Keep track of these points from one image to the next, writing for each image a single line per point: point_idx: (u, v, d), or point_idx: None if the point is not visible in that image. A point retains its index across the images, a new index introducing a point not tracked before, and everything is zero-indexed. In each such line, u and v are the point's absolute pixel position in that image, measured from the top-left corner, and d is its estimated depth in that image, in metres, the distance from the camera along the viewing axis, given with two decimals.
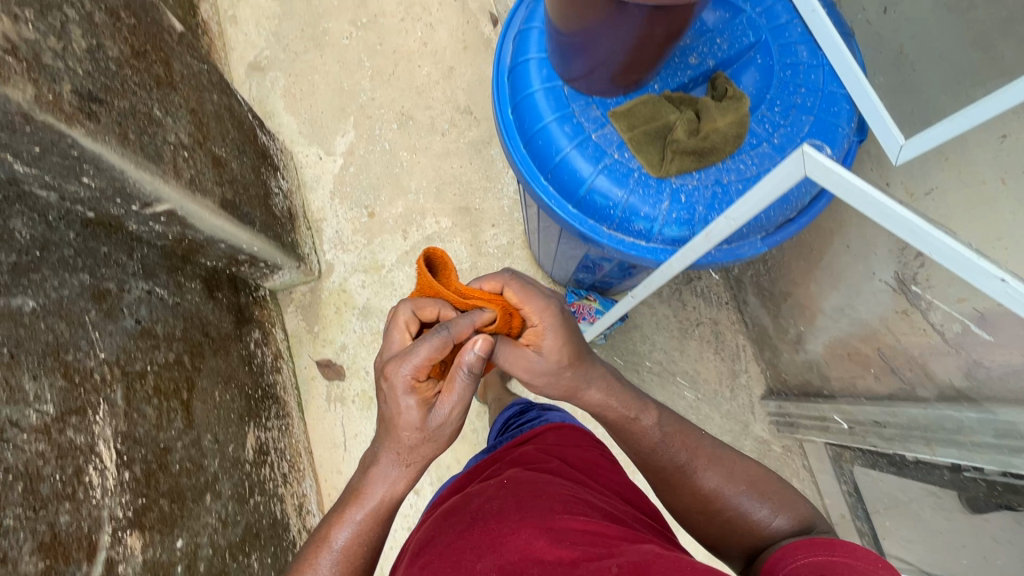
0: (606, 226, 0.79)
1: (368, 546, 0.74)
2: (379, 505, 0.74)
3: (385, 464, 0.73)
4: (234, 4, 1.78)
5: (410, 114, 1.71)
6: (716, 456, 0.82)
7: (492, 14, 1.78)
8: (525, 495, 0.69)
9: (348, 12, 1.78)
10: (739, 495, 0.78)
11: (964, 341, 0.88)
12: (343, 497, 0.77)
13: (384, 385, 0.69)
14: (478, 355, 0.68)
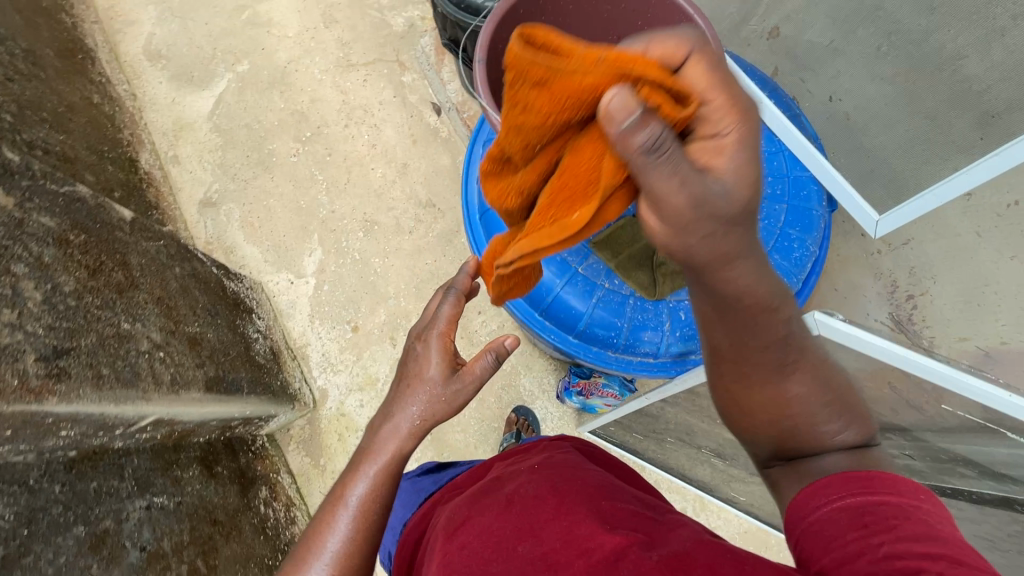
0: (613, 350, 1.13)
1: (381, 485, 0.73)
2: (397, 441, 0.76)
3: (410, 409, 0.77)
4: (173, 145, 1.76)
5: (374, 219, 1.69)
6: (800, 368, 0.64)
7: (433, 104, 1.80)
8: (558, 481, 0.68)
9: (290, 131, 1.77)
10: (811, 409, 0.63)
11: None
12: (371, 425, 0.79)
13: (419, 345, 0.83)
14: (506, 346, 0.82)
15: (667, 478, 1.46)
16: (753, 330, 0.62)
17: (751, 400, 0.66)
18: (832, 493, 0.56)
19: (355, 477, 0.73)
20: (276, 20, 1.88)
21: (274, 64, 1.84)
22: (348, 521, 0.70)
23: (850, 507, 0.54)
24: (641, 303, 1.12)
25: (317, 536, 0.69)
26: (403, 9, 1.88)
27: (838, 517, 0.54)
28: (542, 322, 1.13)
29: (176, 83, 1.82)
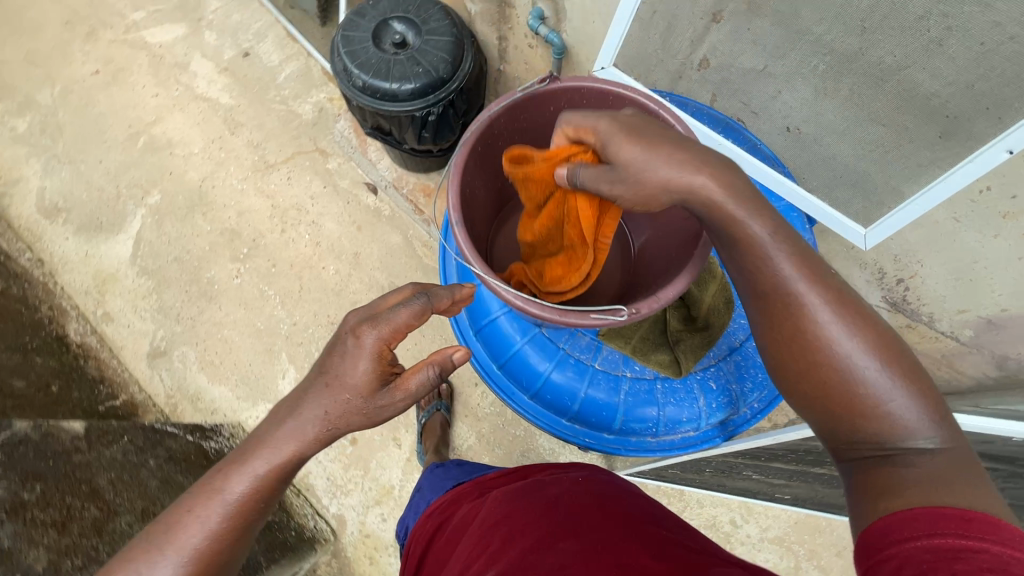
0: (653, 434, 1.15)
1: (257, 495, 0.62)
2: (293, 456, 0.63)
3: (315, 415, 0.62)
4: (101, 302, 1.61)
5: (340, 319, 1.60)
6: (881, 341, 0.56)
7: (366, 183, 1.71)
8: (602, 494, 0.73)
9: (225, 251, 1.66)
10: (895, 391, 0.54)
11: (981, 341, 0.91)
12: (278, 409, 0.65)
13: (351, 339, 0.62)
14: (452, 357, 0.67)
15: (712, 495, 1.44)
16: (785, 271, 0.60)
17: (816, 370, 0.57)
18: (909, 530, 0.46)
19: (237, 468, 0.62)
20: (176, 140, 1.77)
21: (187, 187, 1.72)
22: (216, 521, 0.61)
23: (938, 550, 0.43)
24: (669, 383, 1.13)
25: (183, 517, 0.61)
26: (307, 95, 1.80)
27: (918, 560, 0.44)
28: (570, 422, 1.17)
29: (86, 236, 1.67)
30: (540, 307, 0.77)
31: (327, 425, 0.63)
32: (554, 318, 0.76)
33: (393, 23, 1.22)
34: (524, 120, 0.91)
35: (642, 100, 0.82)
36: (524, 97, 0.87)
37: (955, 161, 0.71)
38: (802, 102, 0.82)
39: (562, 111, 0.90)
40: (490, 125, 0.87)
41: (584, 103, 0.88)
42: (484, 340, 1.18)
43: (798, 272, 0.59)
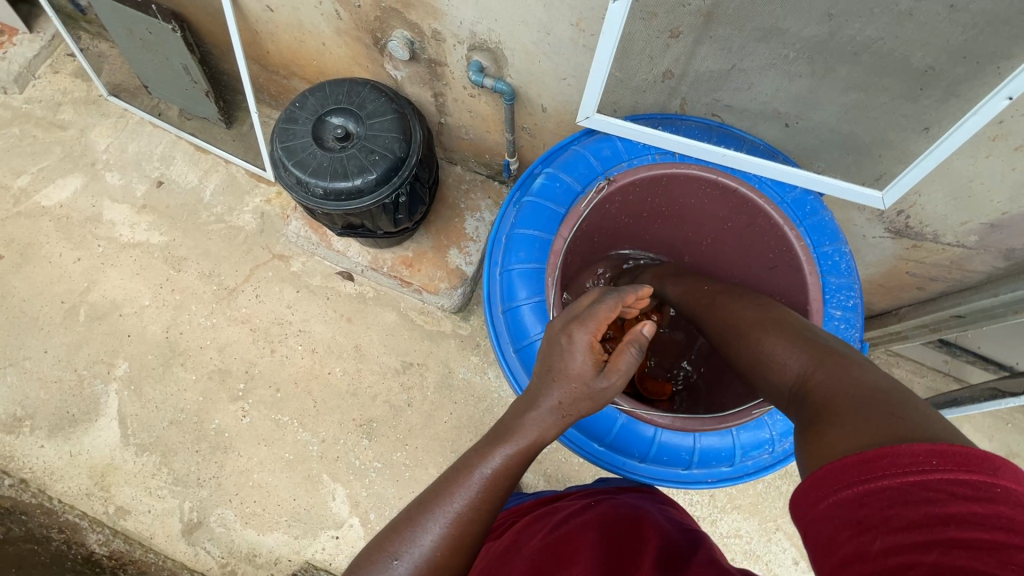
0: (776, 454, 0.82)
1: (430, 569, 0.57)
2: (470, 515, 0.59)
3: (502, 460, 0.61)
4: (109, 498, 1.48)
5: (367, 418, 1.53)
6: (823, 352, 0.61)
7: (339, 273, 1.63)
8: (608, 515, 0.74)
9: (221, 395, 1.55)
10: (779, 348, 0.65)
11: (987, 241, 0.98)
12: (458, 459, 0.63)
13: (563, 337, 0.65)
14: (646, 333, 0.65)
15: None
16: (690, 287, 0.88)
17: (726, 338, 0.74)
18: (822, 489, 0.45)
19: (421, 523, 0.59)
20: (120, 299, 1.62)
21: (153, 343, 1.59)
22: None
23: (847, 502, 0.43)
24: None
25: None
26: (243, 205, 1.69)
27: (832, 518, 0.43)
28: (698, 475, 0.81)
29: (61, 435, 1.53)
30: (700, 421, 0.78)
31: (506, 470, 0.61)
32: (720, 426, 0.77)
33: (329, 118, 1.16)
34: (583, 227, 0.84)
35: (698, 173, 0.81)
36: (588, 210, 0.81)
37: (955, 113, 0.71)
38: (782, 88, 0.80)
39: (616, 204, 0.86)
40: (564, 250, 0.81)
41: (637, 189, 0.84)
42: (570, 422, 0.81)
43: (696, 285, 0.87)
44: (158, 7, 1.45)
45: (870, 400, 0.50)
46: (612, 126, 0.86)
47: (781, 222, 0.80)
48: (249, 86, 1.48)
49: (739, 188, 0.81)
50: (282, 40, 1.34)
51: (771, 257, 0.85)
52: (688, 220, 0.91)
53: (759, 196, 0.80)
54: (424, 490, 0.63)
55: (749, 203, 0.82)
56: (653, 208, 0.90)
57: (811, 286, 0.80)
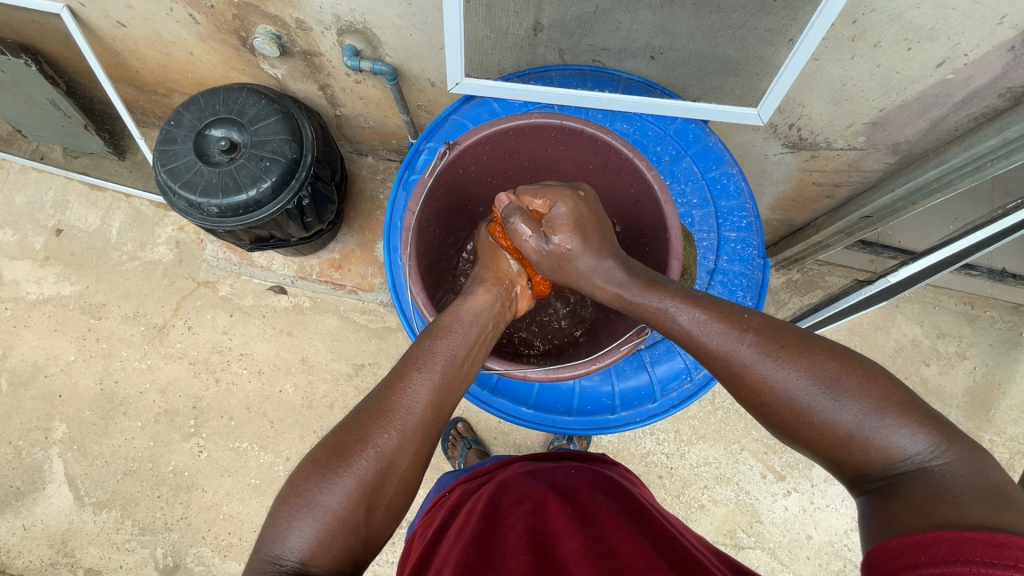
0: (693, 385, 0.84)
1: (386, 460, 0.59)
2: (425, 398, 0.62)
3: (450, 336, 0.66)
4: (76, 562, 1.43)
5: (328, 427, 1.50)
6: (855, 373, 0.56)
7: (270, 287, 1.57)
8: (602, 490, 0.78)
9: (173, 435, 1.50)
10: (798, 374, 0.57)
11: (875, 140, 1.00)
12: (410, 349, 0.66)
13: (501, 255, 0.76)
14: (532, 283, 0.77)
15: None
16: (713, 332, 0.62)
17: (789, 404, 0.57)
18: (921, 554, 0.44)
19: (381, 413, 0.61)
20: (43, 360, 1.53)
21: (88, 398, 1.52)
22: (358, 478, 0.58)
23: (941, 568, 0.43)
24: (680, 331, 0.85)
25: (315, 486, 0.57)
26: (154, 238, 1.61)
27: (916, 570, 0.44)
28: (627, 417, 0.84)
29: (10, 511, 1.46)
30: (573, 368, 0.69)
31: (455, 349, 0.65)
32: (591, 369, 0.69)
33: (209, 131, 1.10)
34: (440, 195, 0.80)
35: (539, 121, 0.75)
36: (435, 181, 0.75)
37: (807, 19, 0.70)
38: (645, 21, 0.79)
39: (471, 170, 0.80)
40: (419, 224, 0.76)
41: (486, 150, 0.79)
42: (494, 391, 0.83)
43: (730, 333, 0.61)
44: (2, 42, 1.30)
45: (982, 494, 0.47)
46: (483, 88, 0.85)
47: (630, 154, 0.75)
48: (127, 112, 1.39)
49: (584, 128, 0.75)
50: (147, 56, 1.25)
51: (632, 192, 0.80)
52: (554, 169, 0.86)
53: (605, 131, 0.75)
54: (371, 392, 0.64)
55: (597, 141, 0.76)
56: (517, 163, 0.85)
57: (670, 215, 0.74)
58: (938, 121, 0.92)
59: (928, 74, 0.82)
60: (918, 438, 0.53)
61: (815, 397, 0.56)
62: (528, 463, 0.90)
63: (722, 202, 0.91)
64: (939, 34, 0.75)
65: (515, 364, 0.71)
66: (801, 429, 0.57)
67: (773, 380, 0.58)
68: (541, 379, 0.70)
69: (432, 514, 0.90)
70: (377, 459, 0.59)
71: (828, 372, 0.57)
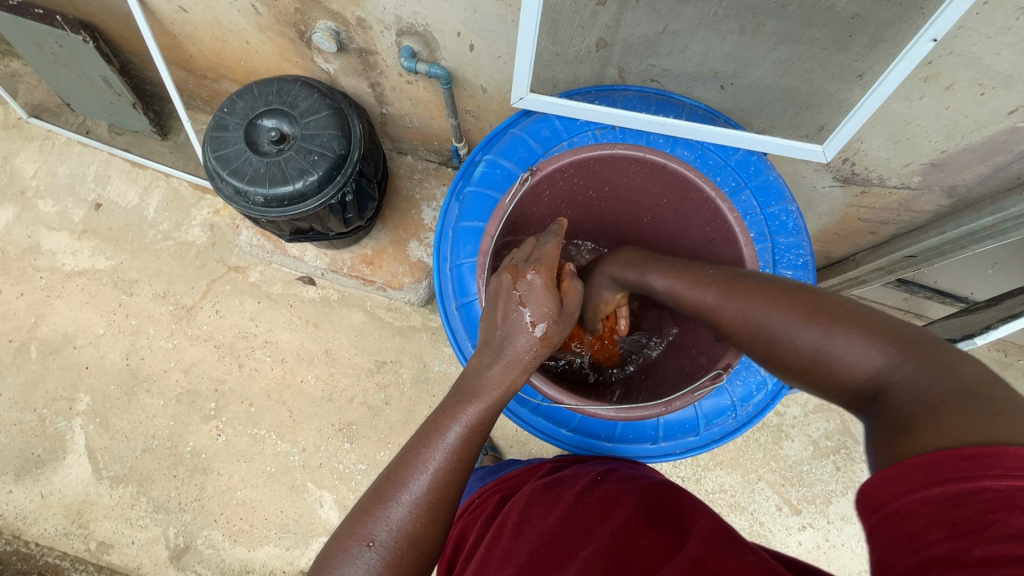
0: (736, 420, 0.83)
1: (410, 540, 0.57)
2: (449, 472, 0.60)
3: (473, 412, 0.63)
4: (89, 534, 1.45)
5: (346, 421, 1.51)
6: (819, 307, 0.55)
7: (300, 278, 1.58)
8: (624, 495, 0.72)
9: (193, 416, 1.51)
10: (764, 318, 0.59)
11: (931, 181, 0.99)
12: (426, 422, 0.63)
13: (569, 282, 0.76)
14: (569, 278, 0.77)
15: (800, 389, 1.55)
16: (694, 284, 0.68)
17: (756, 340, 0.59)
18: (901, 485, 0.41)
19: (393, 495, 0.58)
20: (72, 331, 1.56)
21: (114, 372, 1.53)
22: (382, 560, 0.56)
23: (937, 503, 0.39)
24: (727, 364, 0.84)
25: (337, 574, 0.54)
26: (190, 219, 1.62)
27: (918, 513, 0.40)
28: (666, 448, 0.83)
29: (29, 478, 1.48)
30: (643, 410, 0.68)
31: (480, 420, 0.63)
32: (660, 412, 0.68)
33: (260, 121, 1.11)
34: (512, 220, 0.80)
35: (623, 153, 0.75)
36: (515, 205, 0.76)
37: (884, 58, 0.70)
38: (715, 48, 0.78)
39: (546, 194, 0.81)
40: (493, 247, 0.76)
41: (564, 176, 0.79)
42: (534, 411, 0.82)
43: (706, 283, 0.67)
44: (63, 18, 1.33)
45: (958, 400, 0.43)
46: (548, 106, 0.84)
47: (712, 193, 0.75)
48: (177, 94, 1.40)
49: (666, 163, 0.75)
50: (203, 42, 1.26)
51: (708, 230, 0.80)
52: (625, 200, 0.87)
53: (687, 168, 0.75)
54: (386, 467, 0.61)
55: (677, 177, 0.76)
56: (588, 191, 0.85)
57: (750, 257, 0.75)
58: (1000, 168, 0.90)
59: (997, 120, 0.81)
60: (872, 354, 0.50)
61: (778, 326, 0.58)
62: (553, 471, 0.86)
63: (778, 238, 0.89)
64: (1016, 82, 0.73)
65: (588, 401, 0.71)
66: (783, 368, 0.58)
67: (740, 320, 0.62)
68: (610, 418, 0.70)
69: (463, 525, 0.87)
70: (403, 535, 0.57)
71: (789, 307, 0.57)
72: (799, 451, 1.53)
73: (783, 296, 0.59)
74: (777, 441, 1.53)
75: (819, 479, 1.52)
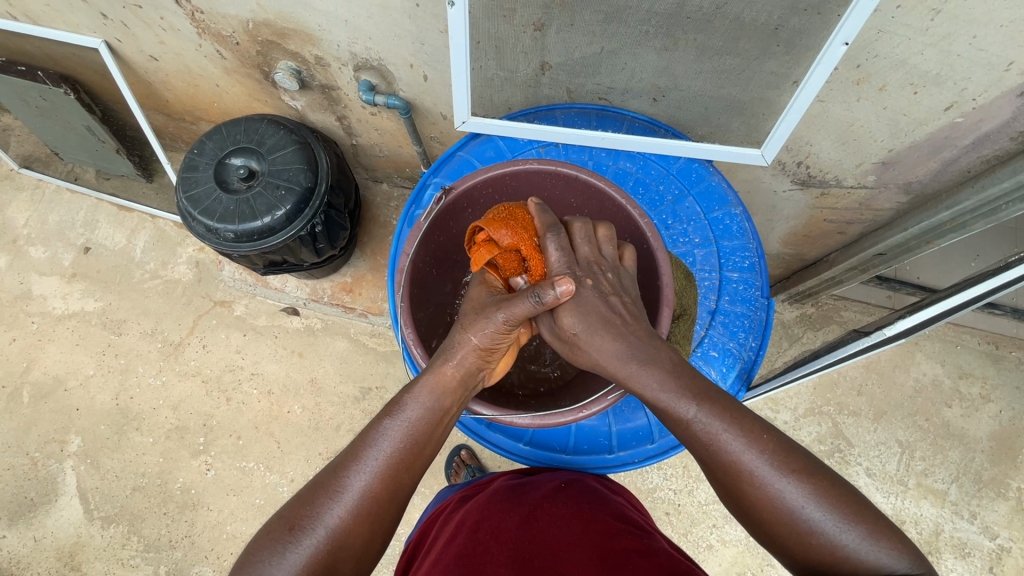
0: None
1: (339, 537, 0.60)
2: (384, 476, 0.62)
3: (411, 411, 0.63)
4: None
5: (333, 450, 1.51)
6: (826, 487, 0.59)
7: (283, 309, 1.61)
8: (586, 504, 0.72)
9: (182, 452, 1.52)
10: (778, 483, 0.59)
11: (885, 179, 0.99)
12: (369, 423, 0.64)
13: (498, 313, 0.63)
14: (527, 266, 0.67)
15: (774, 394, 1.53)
16: (751, 454, 0.59)
17: (751, 501, 0.60)
18: None
19: (331, 493, 0.61)
20: (63, 373, 1.58)
21: (104, 412, 1.55)
22: (309, 555, 0.59)
23: None
24: None
25: (269, 556, 0.58)
26: (175, 257, 1.66)
27: None
28: (624, 457, 0.83)
29: (23, 522, 1.49)
30: (560, 414, 0.68)
31: (415, 431, 0.63)
32: (578, 417, 0.68)
33: (229, 160, 1.14)
34: (438, 237, 0.81)
35: (536, 167, 0.76)
36: (431, 224, 0.76)
37: (809, 64, 0.71)
38: (650, 63, 0.80)
39: (471, 209, 0.81)
40: (414, 266, 0.77)
41: (485, 192, 0.80)
42: (489, 427, 0.83)
43: (765, 457, 0.60)
44: (44, 73, 1.39)
45: None
46: (490, 127, 0.88)
47: (623, 202, 0.75)
48: (155, 137, 1.45)
49: (578, 175, 0.76)
50: (177, 87, 1.31)
51: (628, 236, 0.80)
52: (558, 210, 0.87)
53: (600, 179, 0.75)
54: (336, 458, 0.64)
55: (593, 188, 0.77)
56: None
57: (662, 261, 0.73)
58: (949, 163, 0.91)
59: (936, 117, 0.81)
60: (885, 555, 0.57)
61: (829, 525, 0.58)
62: (514, 477, 0.85)
63: (724, 242, 0.91)
64: (945, 79, 0.75)
65: (504, 409, 0.70)
66: (799, 546, 0.60)
67: (784, 501, 0.59)
68: (528, 425, 0.70)
69: (429, 525, 0.88)
70: (326, 534, 0.60)
71: (810, 485, 0.59)
72: None
73: (800, 465, 0.60)
74: None
75: None
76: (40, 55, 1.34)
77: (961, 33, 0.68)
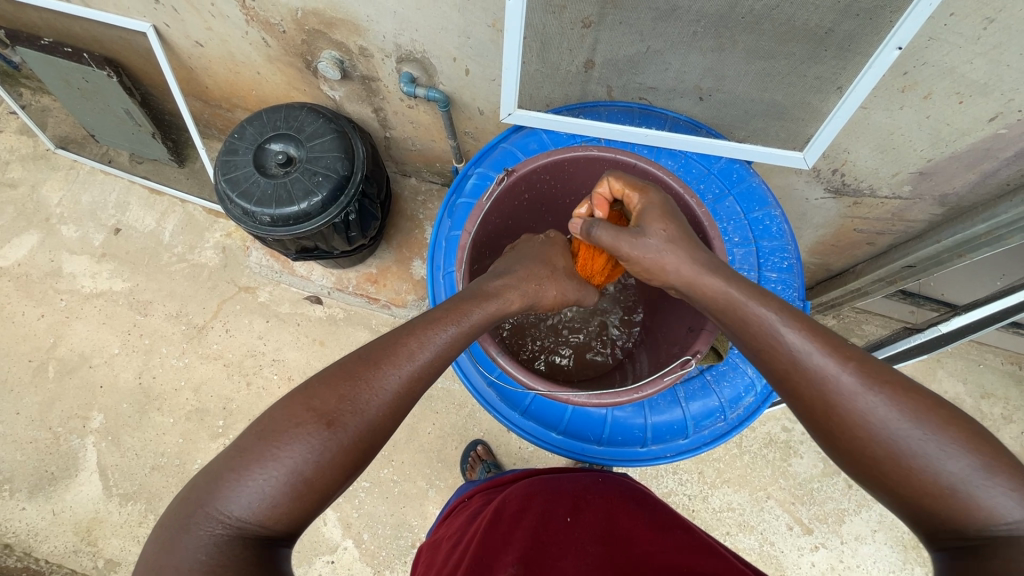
0: (724, 425, 0.84)
1: (372, 433, 0.57)
2: (420, 377, 0.60)
3: (473, 318, 0.65)
4: (98, 552, 1.47)
5: None
6: (924, 403, 0.53)
7: (307, 297, 1.62)
8: (627, 500, 0.75)
9: (201, 434, 1.54)
10: (857, 391, 0.54)
11: (921, 190, 0.99)
12: (412, 323, 0.63)
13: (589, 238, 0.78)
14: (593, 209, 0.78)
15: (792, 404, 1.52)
16: (804, 343, 0.58)
17: (828, 414, 0.56)
18: None
19: (367, 384, 0.57)
20: (88, 351, 1.61)
21: (126, 391, 1.57)
22: (333, 450, 0.54)
23: None
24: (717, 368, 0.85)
25: (288, 446, 0.53)
26: (203, 242, 1.68)
27: None
28: (656, 451, 0.84)
29: (42, 496, 1.51)
30: (613, 395, 0.69)
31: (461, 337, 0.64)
32: (631, 399, 0.69)
33: (268, 145, 1.16)
34: (492, 220, 0.82)
35: (596, 154, 0.78)
36: (491, 205, 0.78)
37: (857, 69, 0.72)
38: (696, 63, 0.81)
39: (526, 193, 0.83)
40: (473, 245, 0.78)
41: (543, 177, 0.82)
42: (525, 413, 0.83)
43: (827, 353, 0.57)
44: (89, 55, 1.42)
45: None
46: (535, 120, 0.90)
47: (681, 190, 0.76)
48: (192, 122, 1.48)
49: (638, 163, 0.77)
50: (217, 74, 1.34)
51: None
52: None
53: (659, 167, 0.77)
54: (367, 346, 0.61)
55: (650, 176, 0.78)
56: (566, 194, 0.88)
57: (719, 250, 0.75)
58: (989, 175, 0.91)
59: (979, 127, 0.82)
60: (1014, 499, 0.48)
61: (886, 417, 0.53)
62: (544, 474, 0.87)
63: (765, 242, 0.92)
64: (992, 89, 0.75)
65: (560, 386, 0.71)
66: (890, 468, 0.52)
67: (867, 411, 0.53)
68: (582, 404, 0.71)
69: (451, 520, 0.89)
70: (352, 430, 0.55)
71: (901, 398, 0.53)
72: (808, 467, 1.49)
73: (885, 378, 0.55)
74: (785, 456, 1.50)
75: (830, 497, 1.48)
76: (86, 37, 1.37)
77: (1013, 43, 0.68)
